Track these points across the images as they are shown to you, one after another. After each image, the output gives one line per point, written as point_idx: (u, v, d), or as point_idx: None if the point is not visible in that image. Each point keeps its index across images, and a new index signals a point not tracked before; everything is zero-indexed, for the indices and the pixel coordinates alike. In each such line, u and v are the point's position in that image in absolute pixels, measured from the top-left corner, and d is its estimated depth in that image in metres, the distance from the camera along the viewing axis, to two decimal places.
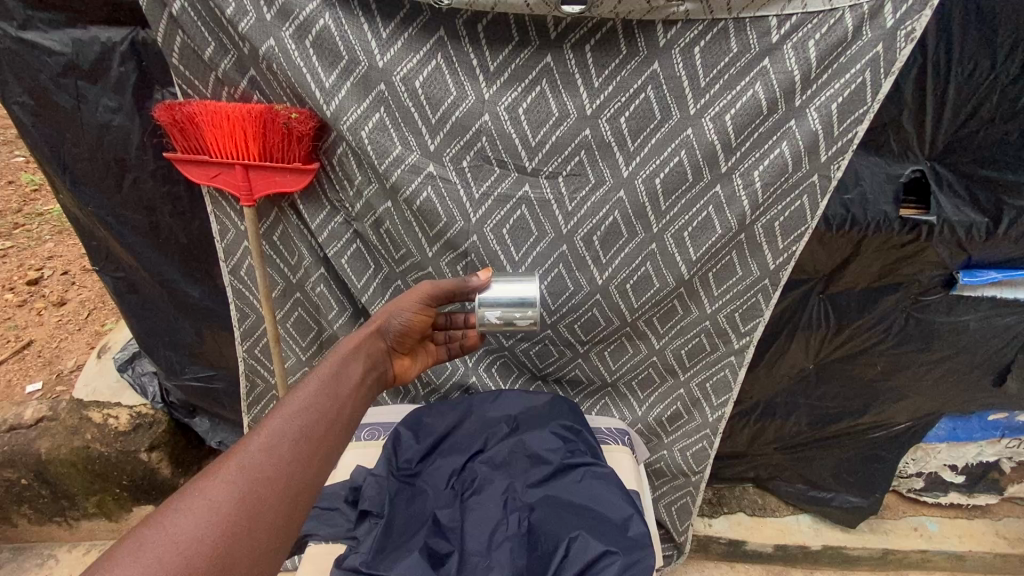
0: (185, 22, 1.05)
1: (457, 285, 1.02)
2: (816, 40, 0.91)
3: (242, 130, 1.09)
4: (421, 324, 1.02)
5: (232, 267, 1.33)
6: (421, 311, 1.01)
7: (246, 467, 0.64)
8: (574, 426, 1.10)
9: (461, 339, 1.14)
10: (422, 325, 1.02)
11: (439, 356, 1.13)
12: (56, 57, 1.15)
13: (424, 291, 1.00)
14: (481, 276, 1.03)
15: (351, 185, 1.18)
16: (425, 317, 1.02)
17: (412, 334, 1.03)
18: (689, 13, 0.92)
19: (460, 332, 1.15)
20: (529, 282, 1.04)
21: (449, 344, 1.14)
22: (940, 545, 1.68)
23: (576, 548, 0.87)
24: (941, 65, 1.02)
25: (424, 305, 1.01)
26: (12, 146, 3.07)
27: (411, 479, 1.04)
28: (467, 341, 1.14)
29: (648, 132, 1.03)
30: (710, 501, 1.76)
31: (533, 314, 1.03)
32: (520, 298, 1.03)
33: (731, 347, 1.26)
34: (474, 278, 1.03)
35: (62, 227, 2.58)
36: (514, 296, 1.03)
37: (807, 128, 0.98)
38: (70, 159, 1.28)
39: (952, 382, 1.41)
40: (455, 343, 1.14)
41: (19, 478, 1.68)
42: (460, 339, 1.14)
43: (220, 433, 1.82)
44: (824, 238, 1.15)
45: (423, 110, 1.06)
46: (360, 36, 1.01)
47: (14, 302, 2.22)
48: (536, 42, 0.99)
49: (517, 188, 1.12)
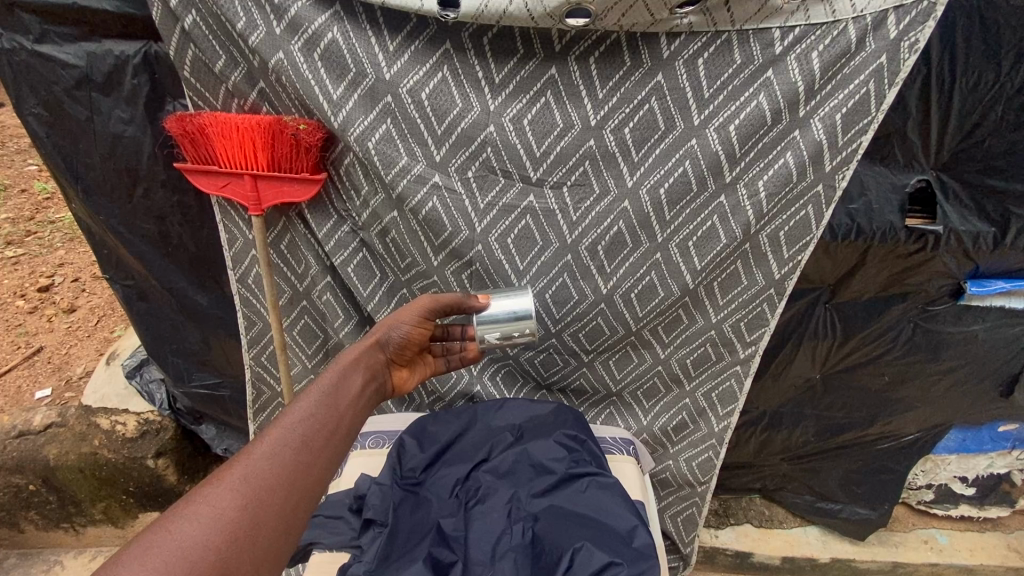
0: (196, 36, 1.07)
1: (456, 300, 1.02)
2: (819, 52, 0.92)
3: (252, 140, 1.10)
4: (419, 337, 1.03)
5: (239, 275, 1.34)
6: (420, 323, 1.02)
7: (250, 474, 0.64)
8: (578, 436, 1.10)
9: (460, 350, 1.15)
10: (421, 337, 1.03)
11: (437, 368, 1.13)
12: (70, 70, 1.17)
13: (422, 304, 1.02)
14: (478, 298, 1.03)
15: (358, 195, 1.20)
16: (424, 329, 1.03)
17: (411, 346, 1.03)
18: (692, 25, 0.93)
19: (459, 344, 1.16)
20: (529, 300, 1.04)
21: (448, 356, 1.15)
22: (951, 559, 1.66)
23: (581, 559, 0.86)
24: (946, 77, 1.03)
25: (423, 318, 1.02)
26: (26, 155, 3.13)
27: (415, 487, 1.04)
28: (466, 353, 1.14)
29: (653, 141, 1.04)
30: (716, 512, 1.75)
31: (531, 329, 1.04)
32: (520, 318, 1.03)
33: (737, 356, 1.26)
34: (474, 297, 1.04)
35: (74, 235, 2.61)
36: (514, 317, 1.04)
37: (812, 138, 0.98)
38: (82, 169, 1.30)
39: (961, 393, 1.40)
40: (454, 354, 1.15)
41: (27, 484, 1.69)
42: (457, 351, 1.15)
43: (226, 440, 1.82)
44: (830, 248, 1.15)
45: (429, 121, 1.07)
46: (367, 48, 1.02)
47: (25, 310, 2.25)
48: (541, 54, 1.00)
49: (522, 197, 1.12)
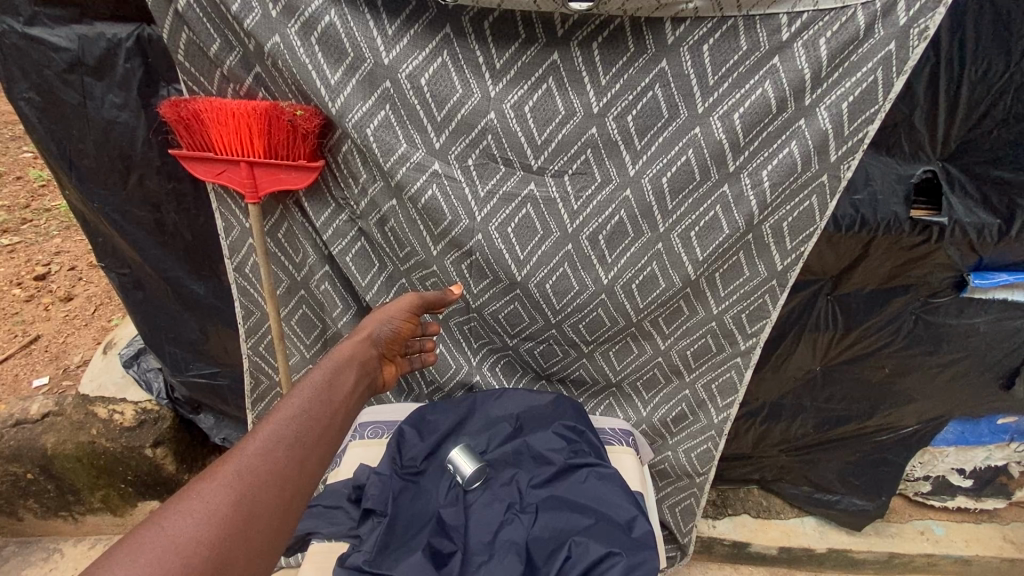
0: (191, 19, 1.05)
1: (438, 297, 1.12)
2: (827, 38, 0.90)
3: (248, 127, 1.08)
4: (406, 333, 1.06)
5: (237, 264, 1.33)
6: (407, 319, 1.06)
7: (242, 470, 0.63)
8: (577, 427, 1.09)
9: (420, 351, 1.20)
10: (407, 333, 1.06)
11: (409, 368, 1.13)
12: (61, 53, 1.15)
13: (410, 301, 1.07)
14: (455, 290, 1.14)
15: (357, 183, 1.18)
16: (410, 325, 1.07)
17: (398, 343, 1.06)
18: (698, 11, 0.90)
19: (417, 346, 1.20)
20: (473, 460, 1.00)
21: (410, 356, 1.17)
22: (947, 550, 1.66)
23: (579, 550, 0.87)
24: (954, 66, 1.01)
25: (410, 314, 1.06)
26: (20, 142, 3.09)
27: (415, 477, 1.03)
28: (425, 353, 1.20)
29: (656, 130, 1.02)
30: (714, 502, 1.75)
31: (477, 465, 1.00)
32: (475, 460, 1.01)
33: (738, 348, 1.25)
34: (448, 293, 1.14)
35: (70, 223, 2.59)
36: (474, 458, 1.01)
37: (817, 127, 0.97)
38: (76, 156, 1.28)
39: (960, 386, 1.39)
40: (415, 355, 1.18)
41: (25, 473, 1.69)
42: (418, 352, 1.19)
43: (225, 429, 1.83)
44: (833, 239, 1.14)
45: (429, 108, 1.05)
46: (366, 32, 1.00)
47: (21, 298, 2.24)
48: (543, 39, 0.98)
49: (522, 186, 1.11)
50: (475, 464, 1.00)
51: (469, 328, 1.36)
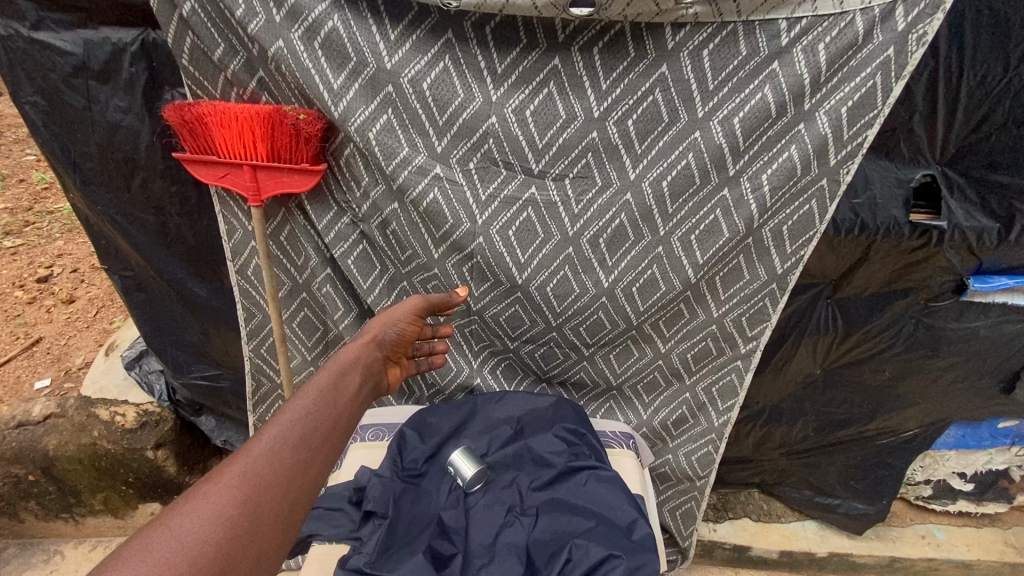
0: (195, 23, 1.06)
1: (444, 300, 1.12)
2: (826, 43, 0.91)
3: (251, 131, 1.09)
4: (412, 335, 1.07)
5: (239, 267, 1.33)
6: (412, 322, 1.06)
7: (249, 471, 0.64)
8: (578, 430, 1.09)
9: (427, 352, 1.20)
10: (413, 335, 1.07)
11: (414, 370, 1.14)
12: (67, 57, 1.15)
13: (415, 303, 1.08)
14: (461, 292, 1.15)
15: (359, 187, 1.19)
16: (416, 327, 1.07)
17: (403, 345, 1.06)
18: (698, 16, 0.91)
19: (426, 349, 1.20)
20: (472, 463, 1.00)
21: (418, 359, 1.18)
22: (948, 554, 1.66)
23: (579, 552, 0.87)
24: (953, 71, 1.02)
25: (415, 317, 1.07)
26: (25, 144, 3.11)
27: (417, 479, 1.04)
28: (433, 357, 1.20)
29: (656, 134, 1.03)
30: (715, 506, 1.75)
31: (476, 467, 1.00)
32: (474, 463, 1.01)
33: (738, 351, 1.26)
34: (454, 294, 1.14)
35: (73, 225, 2.60)
36: (472, 461, 1.01)
37: (817, 132, 0.97)
38: (80, 159, 1.29)
39: (960, 390, 1.40)
40: (422, 358, 1.19)
41: (27, 474, 1.69)
42: (425, 355, 1.19)
43: (226, 431, 1.83)
44: (833, 243, 1.15)
45: (431, 111, 1.06)
46: (368, 37, 1.01)
47: (24, 300, 2.25)
48: (545, 44, 0.98)
49: (523, 190, 1.12)
50: (474, 467, 1.00)
51: (470, 330, 1.36)
